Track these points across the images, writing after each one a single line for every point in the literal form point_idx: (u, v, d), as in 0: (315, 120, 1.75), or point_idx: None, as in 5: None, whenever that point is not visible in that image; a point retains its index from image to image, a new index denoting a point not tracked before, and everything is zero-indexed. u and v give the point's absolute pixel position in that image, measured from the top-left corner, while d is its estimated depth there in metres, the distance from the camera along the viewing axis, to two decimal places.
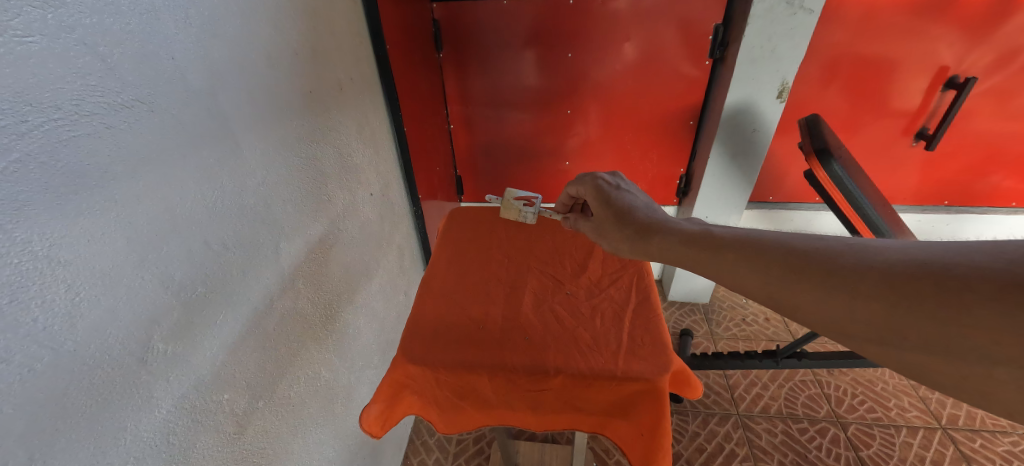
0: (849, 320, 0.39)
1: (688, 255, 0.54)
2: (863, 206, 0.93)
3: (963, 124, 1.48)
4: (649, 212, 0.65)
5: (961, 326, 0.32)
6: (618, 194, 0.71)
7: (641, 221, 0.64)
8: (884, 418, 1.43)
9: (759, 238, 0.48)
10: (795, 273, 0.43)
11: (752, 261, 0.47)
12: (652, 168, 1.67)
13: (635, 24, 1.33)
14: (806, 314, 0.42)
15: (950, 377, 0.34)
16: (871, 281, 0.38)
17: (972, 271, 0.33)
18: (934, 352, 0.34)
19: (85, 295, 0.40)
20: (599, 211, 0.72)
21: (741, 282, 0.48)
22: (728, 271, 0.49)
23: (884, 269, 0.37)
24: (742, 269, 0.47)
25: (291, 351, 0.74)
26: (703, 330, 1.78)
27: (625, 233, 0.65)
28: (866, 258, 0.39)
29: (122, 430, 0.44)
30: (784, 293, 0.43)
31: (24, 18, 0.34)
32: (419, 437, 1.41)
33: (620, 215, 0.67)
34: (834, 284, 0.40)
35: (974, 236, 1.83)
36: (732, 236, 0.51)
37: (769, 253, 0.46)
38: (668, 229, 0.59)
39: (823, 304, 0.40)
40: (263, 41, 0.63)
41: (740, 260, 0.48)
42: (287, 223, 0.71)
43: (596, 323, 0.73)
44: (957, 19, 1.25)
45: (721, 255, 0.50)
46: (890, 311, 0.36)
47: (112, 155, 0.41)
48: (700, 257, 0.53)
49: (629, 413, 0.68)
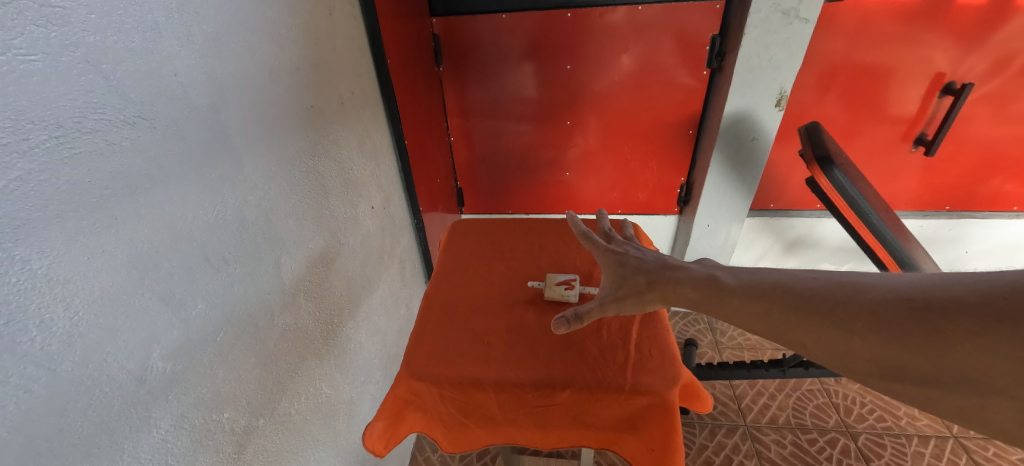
0: (851, 355, 0.42)
1: (700, 300, 0.56)
2: (866, 211, 0.92)
3: (961, 129, 1.48)
4: (662, 263, 0.64)
5: (951, 359, 0.36)
6: (628, 251, 0.69)
7: (651, 267, 0.63)
8: (894, 427, 1.40)
9: (761, 284, 0.52)
10: (793, 314, 0.47)
11: (759, 305, 0.50)
12: (653, 177, 1.66)
13: (632, 36, 1.35)
14: (812, 353, 0.45)
15: (949, 407, 0.37)
16: (864, 319, 0.42)
17: (952, 305, 0.37)
18: (930, 385, 0.37)
19: (83, 314, 0.39)
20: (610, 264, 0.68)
21: (751, 325, 0.51)
22: (738, 316, 0.52)
23: (873, 307, 0.42)
24: (749, 313, 0.51)
25: (292, 368, 0.73)
26: (707, 340, 1.76)
27: (634, 279, 0.63)
28: (857, 297, 0.43)
29: (120, 452, 0.43)
30: (791, 333, 0.47)
31: (26, 37, 0.34)
32: (421, 453, 1.37)
33: (637, 267, 0.64)
34: (832, 324, 0.44)
35: (976, 242, 1.78)
36: (737, 283, 0.54)
37: (773, 295, 0.49)
38: (680, 275, 0.59)
39: (826, 342, 0.44)
40: (265, 57, 0.63)
41: (747, 304, 0.51)
42: (289, 238, 0.70)
43: (602, 336, 0.72)
44: (949, 25, 1.27)
45: (727, 301, 0.53)
46: (885, 349, 0.40)
47: (112, 172, 0.41)
48: (710, 302, 0.55)
49: (637, 428, 0.67)
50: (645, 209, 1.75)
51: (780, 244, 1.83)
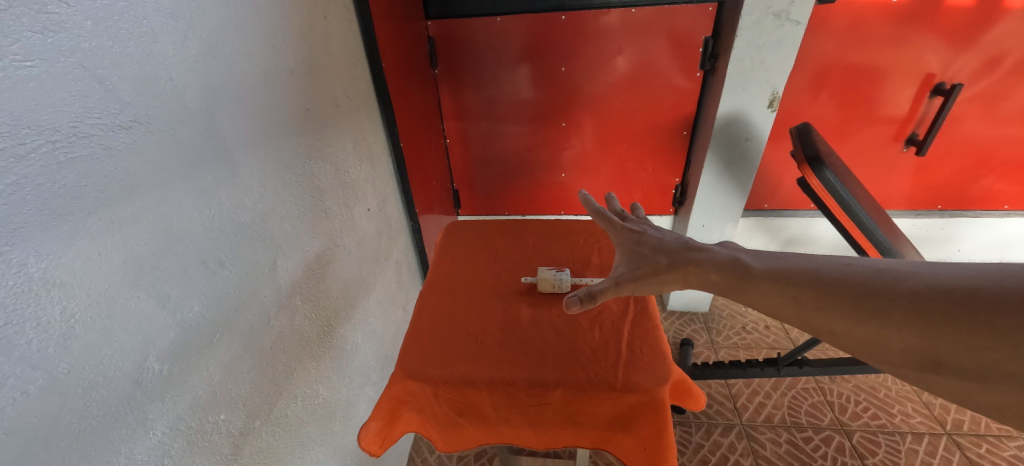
0: (884, 345, 0.40)
1: (722, 282, 0.56)
2: (856, 211, 0.93)
3: (951, 129, 1.49)
4: (682, 245, 0.65)
5: (997, 351, 0.33)
6: (648, 233, 0.71)
7: (672, 248, 0.64)
8: (888, 425, 1.41)
9: (787, 269, 0.51)
10: (822, 300, 0.45)
11: (784, 290, 0.49)
12: (648, 178, 1.67)
13: (626, 38, 1.36)
14: (841, 340, 0.44)
15: (991, 404, 0.34)
16: (901, 309, 0.39)
17: (999, 297, 0.35)
18: (971, 378, 0.35)
19: (79, 316, 0.40)
20: (630, 244, 0.70)
21: (775, 310, 0.50)
22: (762, 300, 0.51)
23: (911, 296, 0.39)
24: (774, 298, 0.50)
25: (288, 370, 0.73)
26: (703, 339, 1.77)
27: (655, 259, 0.64)
28: (894, 286, 0.41)
29: (116, 453, 0.43)
30: (818, 320, 0.45)
31: (23, 43, 0.35)
32: (419, 455, 1.38)
33: (657, 248, 0.66)
34: (865, 312, 0.41)
35: (967, 241, 1.80)
36: (762, 266, 0.54)
37: (801, 282, 0.48)
38: (701, 257, 0.60)
39: (856, 330, 0.42)
40: (260, 61, 0.64)
41: (771, 290, 0.50)
42: (284, 241, 0.71)
43: (595, 335, 0.72)
44: (938, 26, 1.29)
45: (752, 285, 0.52)
46: (921, 339, 0.38)
47: (108, 176, 0.42)
48: (732, 285, 0.55)
49: (630, 426, 0.68)
50: None
51: (775, 244, 1.84)
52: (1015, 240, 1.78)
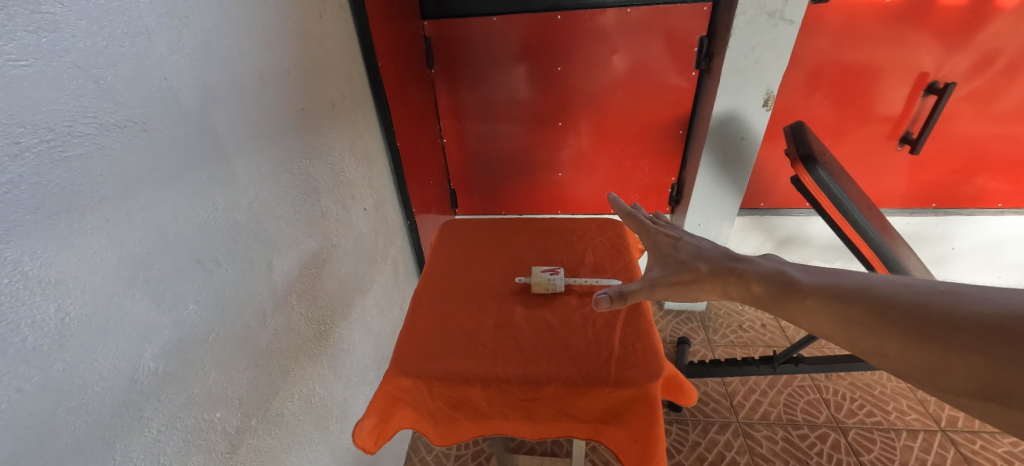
0: (944, 371, 0.37)
1: (766, 294, 0.54)
2: (848, 208, 0.93)
3: (945, 127, 1.50)
4: (724, 254, 0.64)
5: None
6: (688, 241, 0.71)
7: (712, 257, 0.64)
8: (883, 422, 1.42)
9: (838, 285, 0.48)
10: (875, 319, 0.43)
11: (834, 307, 0.47)
12: (644, 177, 1.68)
13: (622, 38, 1.36)
14: (893, 364, 0.41)
15: None
16: (967, 333, 0.37)
17: None
18: None
19: (75, 314, 0.40)
20: (669, 251, 0.70)
21: (820, 328, 0.48)
22: (807, 316, 0.49)
23: (980, 321, 0.37)
24: (820, 315, 0.48)
25: (284, 368, 0.73)
26: (700, 338, 1.77)
27: (695, 267, 0.64)
28: (962, 309, 0.39)
29: (112, 451, 0.44)
30: (869, 341, 0.43)
31: (17, 43, 0.35)
32: (417, 454, 1.38)
33: (697, 256, 0.66)
34: (924, 334, 0.39)
35: (962, 240, 1.79)
36: (810, 281, 0.51)
37: (852, 298, 0.46)
38: (743, 268, 0.59)
39: (911, 354, 0.39)
40: (255, 60, 0.64)
41: (818, 305, 0.48)
42: (281, 239, 0.71)
43: (588, 332, 0.72)
44: (931, 26, 1.30)
45: (798, 300, 0.51)
46: (990, 367, 0.35)
47: (103, 174, 0.42)
48: (776, 299, 0.53)
49: (623, 421, 0.68)
50: None
51: (770, 243, 1.84)
52: (1011, 239, 1.77)
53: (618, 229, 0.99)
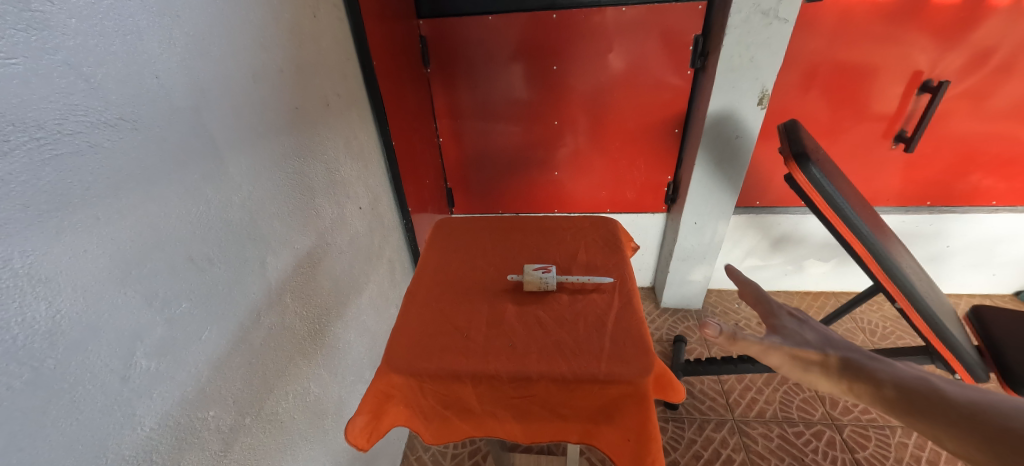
0: None
1: (902, 398, 0.51)
2: (840, 205, 0.93)
3: (939, 125, 1.51)
4: (855, 350, 0.60)
5: None
6: (811, 326, 0.66)
7: (844, 348, 0.60)
8: (878, 419, 1.43)
9: (995, 408, 0.46)
10: None
11: (988, 432, 0.44)
12: (640, 176, 1.68)
13: (618, 37, 1.37)
14: None
15: None
16: None
17: None
18: None
19: (65, 312, 0.40)
20: (790, 330, 0.65)
21: (964, 452, 0.45)
22: (948, 435, 0.46)
23: None
24: (968, 437, 0.45)
25: (279, 367, 0.73)
26: (696, 336, 1.78)
27: (823, 351, 0.60)
28: None
29: (103, 448, 0.44)
30: None
31: (5, 41, 0.35)
32: (413, 452, 1.38)
33: (825, 344, 0.62)
34: None
35: (957, 237, 1.79)
36: (960, 399, 0.48)
37: (1012, 425, 0.43)
38: (880, 367, 0.55)
39: None
40: (248, 59, 0.64)
41: (966, 425, 0.46)
42: (275, 238, 0.71)
43: (579, 329, 0.73)
44: (925, 24, 1.30)
45: (944, 414, 0.48)
46: None
47: (94, 172, 0.42)
48: (917, 406, 0.50)
49: (613, 417, 0.68)
50: (633, 207, 1.77)
51: (766, 241, 1.85)
52: (1005, 236, 1.77)
53: (610, 227, 1.00)
